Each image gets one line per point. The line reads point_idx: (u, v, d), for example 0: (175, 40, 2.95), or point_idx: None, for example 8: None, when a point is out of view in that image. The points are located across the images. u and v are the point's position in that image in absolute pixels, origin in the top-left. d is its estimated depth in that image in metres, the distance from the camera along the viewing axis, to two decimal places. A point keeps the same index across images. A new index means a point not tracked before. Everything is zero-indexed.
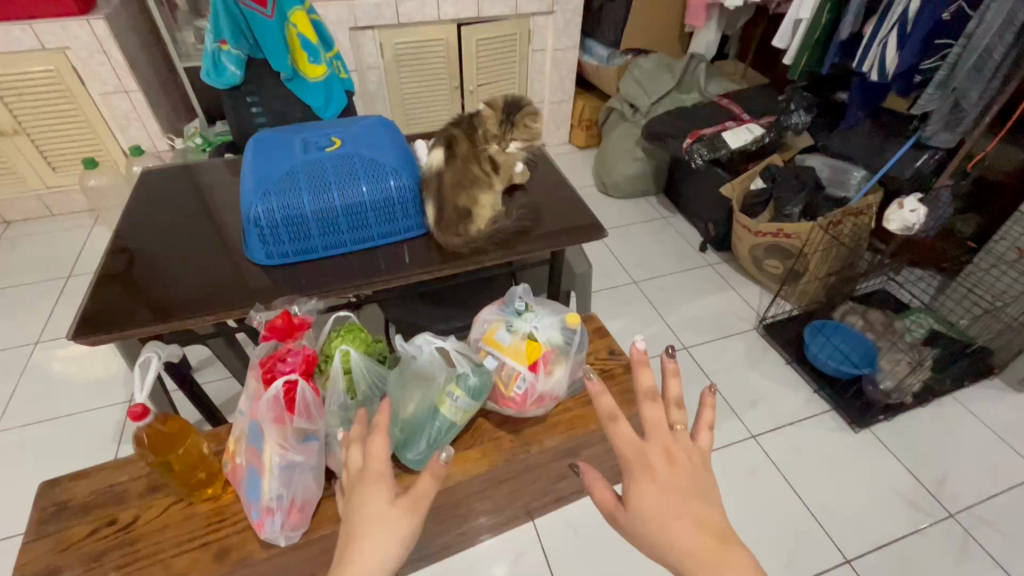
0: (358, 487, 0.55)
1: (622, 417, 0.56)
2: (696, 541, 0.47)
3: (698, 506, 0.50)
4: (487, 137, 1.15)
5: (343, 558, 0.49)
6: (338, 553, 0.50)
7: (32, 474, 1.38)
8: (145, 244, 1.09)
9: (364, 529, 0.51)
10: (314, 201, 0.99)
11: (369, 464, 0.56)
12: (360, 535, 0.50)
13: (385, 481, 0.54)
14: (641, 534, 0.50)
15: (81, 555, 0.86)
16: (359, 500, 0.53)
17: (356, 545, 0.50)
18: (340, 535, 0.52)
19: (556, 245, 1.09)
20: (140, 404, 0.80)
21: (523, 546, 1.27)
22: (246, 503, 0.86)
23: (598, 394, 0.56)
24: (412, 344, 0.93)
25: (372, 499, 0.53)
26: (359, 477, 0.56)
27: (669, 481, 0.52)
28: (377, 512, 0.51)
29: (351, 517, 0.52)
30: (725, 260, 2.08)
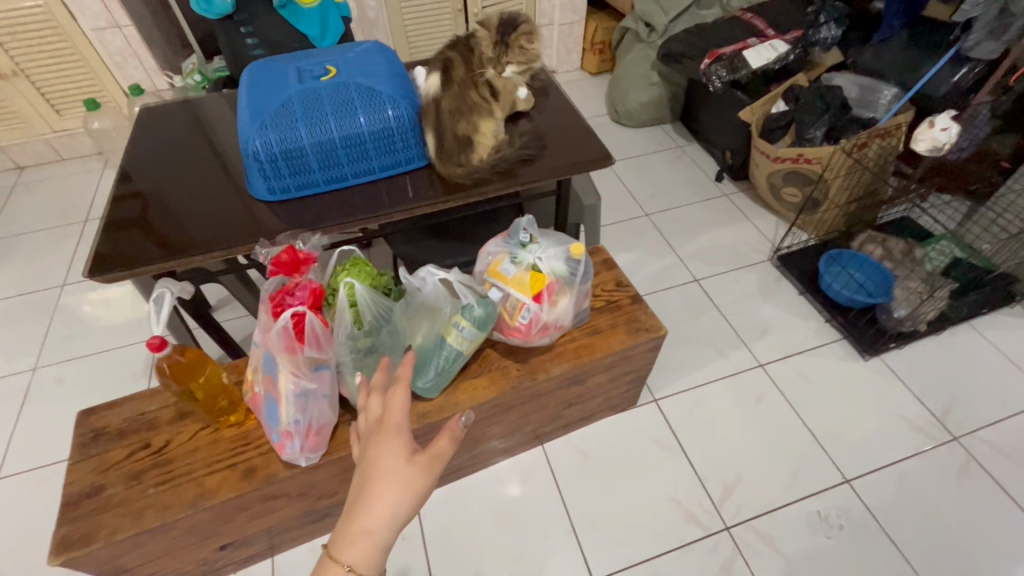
0: (374, 439, 0.58)
1: None
2: None
3: None
4: (483, 61, 1.09)
5: (357, 505, 0.54)
6: (352, 497, 0.55)
7: (74, 405, 1.47)
8: (151, 184, 1.09)
9: (378, 483, 0.55)
10: (311, 133, 0.96)
11: (387, 417, 0.59)
12: (374, 490, 0.54)
13: (402, 438, 0.57)
14: None
15: (122, 474, 0.94)
16: (374, 451, 0.57)
17: (369, 496, 0.54)
18: (354, 479, 0.56)
19: (561, 174, 1.06)
20: (158, 335, 0.85)
21: (535, 467, 1.34)
22: (267, 428, 0.91)
23: None
24: (417, 277, 0.95)
25: (391, 455, 0.56)
26: (376, 428, 0.59)
27: None
28: (393, 469, 0.55)
29: (365, 466, 0.56)
30: (741, 189, 2.02)
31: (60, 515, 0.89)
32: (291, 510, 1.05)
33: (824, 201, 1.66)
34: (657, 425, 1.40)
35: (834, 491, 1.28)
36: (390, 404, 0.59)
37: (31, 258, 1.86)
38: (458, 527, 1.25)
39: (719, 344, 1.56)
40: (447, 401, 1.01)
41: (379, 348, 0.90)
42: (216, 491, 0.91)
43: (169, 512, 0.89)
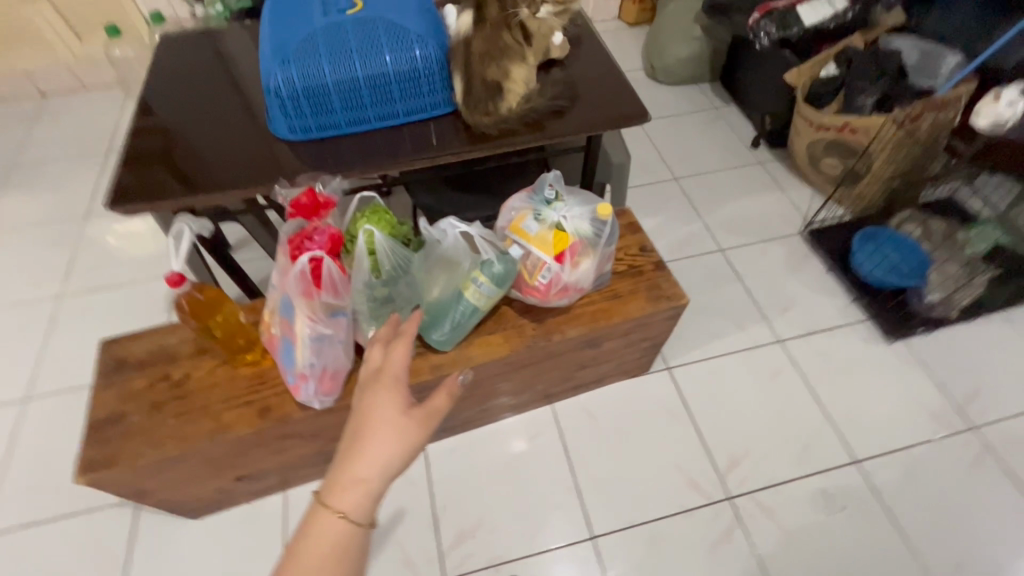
0: (372, 390, 0.63)
1: None
2: None
3: None
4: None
5: (352, 453, 0.58)
6: (347, 446, 0.59)
7: (98, 334, 1.51)
8: (171, 116, 1.07)
9: (374, 431, 0.59)
10: (335, 70, 0.92)
11: (387, 369, 0.64)
12: (369, 437, 0.58)
13: (399, 390, 0.62)
14: None
15: (143, 403, 0.96)
16: (372, 401, 0.61)
17: (364, 445, 0.58)
18: (350, 428, 0.60)
19: (591, 129, 1.01)
20: (177, 271, 0.84)
21: (542, 426, 1.35)
22: (282, 369, 0.92)
23: None
24: (437, 229, 0.93)
25: (388, 404, 0.60)
26: (375, 380, 0.64)
27: None
28: (388, 417, 0.59)
29: (361, 415, 0.61)
30: (778, 157, 1.92)
31: (85, 438, 0.92)
32: (303, 449, 1.08)
33: (867, 174, 1.57)
34: (668, 393, 1.39)
35: (842, 471, 1.27)
36: (390, 356, 0.65)
37: (55, 187, 1.87)
38: (464, 477, 1.28)
39: (738, 317, 1.52)
40: (461, 356, 1.01)
41: (397, 297, 0.90)
42: (232, 426, 0.94)
43: (188, 443, 0.92)
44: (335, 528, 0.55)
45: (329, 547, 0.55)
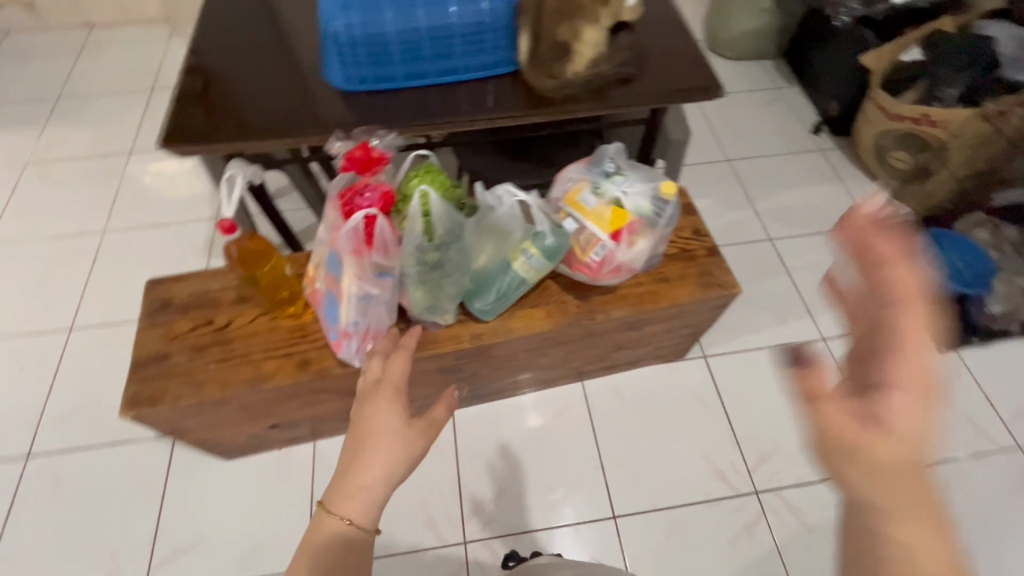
0: (373, 399, 0.64)
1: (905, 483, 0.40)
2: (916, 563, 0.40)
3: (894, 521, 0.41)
4: None
5: (354, 462, 0.59)
6: (349, 455, 0.60)
7: (140, 272, 1.54)
8: (224, 57, 1.04)
9: (375, 440, 0.60)
10: (397, 19, 0.87)
11: (387, 379, 0.66)
12: (371, 446, 0.60)
13: (400, 400, 0.64)
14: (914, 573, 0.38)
15: (186, 345, 0.98)
16: (374, 411, 0.62)
17: (367, 454, 0.59)
18: (351, 437, 0.61)
19: (659, 101, 0.95)
20: (229, 218, 0.81)
21: (570, 402, 1.34)
22: (325, 325, 0.92)
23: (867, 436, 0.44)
24: (493, 195, 0.89)
25: (389, 415, 0.62)
26: (375, 390, 0.65)
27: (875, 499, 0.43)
28: (391, 427, 0.61)
29: (361, 426, 0.62)
30: (839, 145, 1.81)
31: (130, 374, 0.94)
32: (337, 404, 1.09)
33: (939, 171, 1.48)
34: (702, 382, 1.36)
35: None
36: (388, 366, 0.67)
37: (101, 121, 1.87)
38: (489, 445, 1.29)
39: (781, 311, 1.47)
40: (501, 327, 0.99)
41: (446, 264, 0.86)
42: (271, 376, 0.94)
43: (228, 388, 0.93)
44: (343, 535, 0.56)
45: (337, 553, 0.56)
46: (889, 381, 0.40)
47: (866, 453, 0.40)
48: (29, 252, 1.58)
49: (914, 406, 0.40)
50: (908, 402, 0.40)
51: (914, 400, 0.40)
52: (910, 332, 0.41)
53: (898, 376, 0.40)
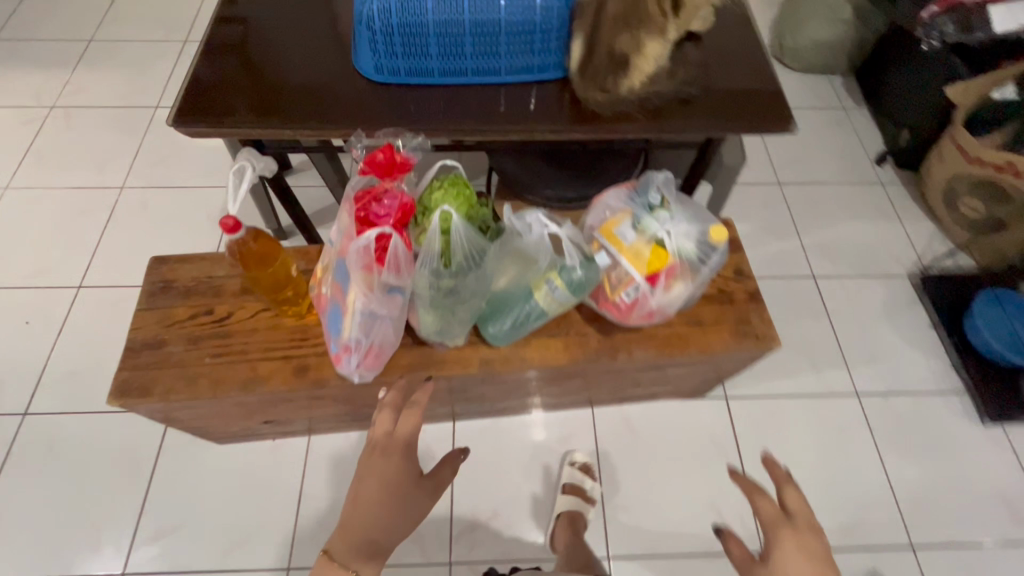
0: (388, 452, 0.71)
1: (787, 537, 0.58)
2: None
3: None
4: None
5: (367, 512, 0.65)
6: (361, 504, 0.66)
7: (153, 235, 1.50)
8: (248, 24, 0.94)
9: (385, 497, 0.66)
10: (438, 8, 0.78)
11: (402, 433, 0.73)
12: (381, 502, 0.66)
13: (413, 457, 0.71)
14: None
15: (182, 334, 0.93)
16: (390, 465, 0.69)
17: (381, 507, 0.66)
18: (365, 484, 0.67)
19: (720, 131, 0.83)
20: (231, 216, 0.74)
21: (578, 428, 1.27)
22: (327, 335, 0.85)
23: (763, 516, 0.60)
24: (522, 221, 0.80)
25: (405, 470, 0.69)
26: (390, 443, 0.72)
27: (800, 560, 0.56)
28: (406, 484, 0.68)
29: (370, 480, 0.67)
30: (903, 180, 1.66)
31: (124, 359, 0.90)
32: (334, 409, 1.04)
33: (1016, 226, 1.35)
34: (719, 424, 1.28)
35: (892, 552, 1.16)
36: (401, 422, 0.73)
37: (130, 69, 1.82)
38: (486, 462, 1.23)
39: (814, 357, 1.37)
40: (514, 356, 0.92)
41: (462, 291, 0.78)
42: (267, 379, 0.89)
43: (221, 387, 0.88)
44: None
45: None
46: (769, 531, 0.59)
47: None
48: (46, 200, 1.55)
49: (786, 536, 0.58)
50: (782, 543, 0.57)
51: (784, 535, 0.58)
52: (768, 511, 0.60)
53: (779, 542, 0.58)
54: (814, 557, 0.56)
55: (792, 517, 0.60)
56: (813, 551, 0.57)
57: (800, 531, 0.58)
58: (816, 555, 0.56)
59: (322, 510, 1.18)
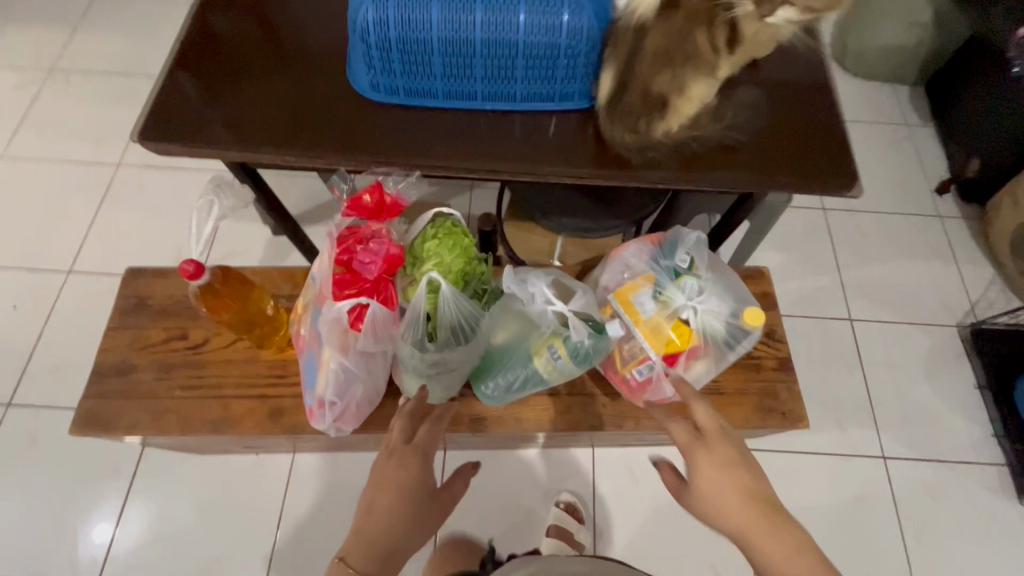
0: (411, 459, 0.64)
1: (698, 446, 0.62)
2: (756, 520, 0.56)
3: (737, 508, 0.57)
4: None
5: (384, 520, 0.59)
6: (376, 511, 0.60)
7: (147, 220, 1.42)
8: (225, 16, 0.81)
9: (404, 507, 0.60)
10: (444, 21, 0.66)
11: (425, 443, 0.66)
12: (395, 516, 0.60)
13: (432, 470, 0.65)
14: (699, 505, 0.60)
15: (154, 360, 0.86)
16: (410, 474, 0.63)
17: (399, 519, 0.60)
18: (382, 491, 0.61)
19: (772, 185, 0.70)
20: (194, 262, 0.68)
21: (577, 469, 1.19)
22: (303, 384, 0.78)
23: (676, 432, 0.64)
24: (523, 288, 0.69)
25: (424, 481, 0.63)
26: (410, 450, 0.65)
27: (718, 459, 0.61)
28: (425, 497, 0.62)
29: (389, 491, 0.61)
30: (965, 215, 1.49)
31: (91, 384, 0.84)
32: (315, 442, 0.97)
33: None
34: None
35: None
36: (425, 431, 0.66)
37: (133, 32, 1.70)
38: (476, 497, 1.16)
39: (841, 412, 1.25)
40: (509, 416, 0.83)
41: (450, 364, 0.68)
42: (239, 421, 0.82)
43: (191, 426, 0.82)
44: None
45: None
46: (687, 453, 0.63)
47: (705, 514, 0.60)
48: (40, 175, 1.47)
49: (699, 455, 0.61)
50: (697, 464, 0.61)
51: (697, 454, 0.62)
52: (680, 436, 0.64)
53: (695, 464, 0.61)
54: (729, 465, 0.60)
55: (704, 436, 0.63)
56: (728, 457, 0.61)
57: (711, 448, 0.61)
58: (729, 462, 0.61)
59: (301, 534, 1.13)
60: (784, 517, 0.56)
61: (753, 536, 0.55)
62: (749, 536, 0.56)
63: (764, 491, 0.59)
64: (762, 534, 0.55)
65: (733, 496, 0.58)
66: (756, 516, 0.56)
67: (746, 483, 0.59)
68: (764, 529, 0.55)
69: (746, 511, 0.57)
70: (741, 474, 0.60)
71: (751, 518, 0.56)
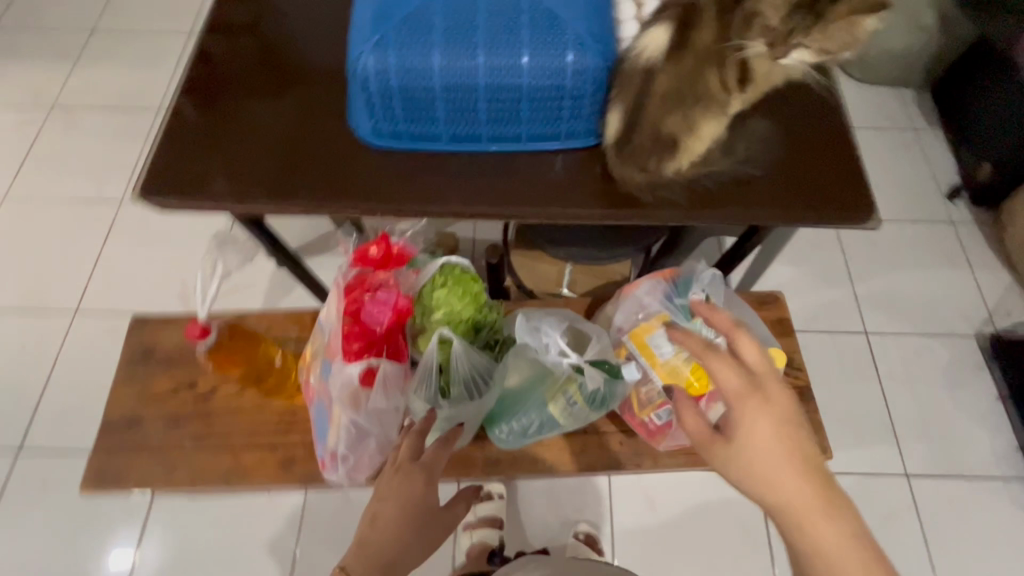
0: (420, 475, 0.63)
1: (749, 396, 0.53)
2: (808, 492, 0.48)
3: (785, 473, 0.49)
4: (757, 26, 0.61)
5: (389, 534, 0.59)
6: (382, 524, 0.60)
7: (151, 256, 1.42)
8: (226, 64, 0.80)
9: (410, 522, 0.60)
10: (447, 68, 0.64)
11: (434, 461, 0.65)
12: (400, 529, 0.60)
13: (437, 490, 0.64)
14: (737, 462, 0.51)
15: (162, 412, 0.85)
16: (420, 489, 0.62)
17: (404, 534, 0.60)
18: (389, 505, 0.61)
19: (789, 220, 0.68)
20: (201, 323, 0.72)
21: (593, 498, 1.16)
22: (315, 436, 0.77)
23: (722, 375, 0.55)
24: (536, 338, 0.67)
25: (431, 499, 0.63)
26: (419, 466, 0.64)
27: (774, 414, 0.52)
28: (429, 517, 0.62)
29: (397, 504, 0.60)
30: (978, 219, 1.46)
31: (99, 439, 0.83)
32: None
33: None
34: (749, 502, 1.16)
35: None
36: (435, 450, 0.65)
37: (129, 65, 1.70)
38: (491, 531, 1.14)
39: (861, 429, 1.23)
40: (524, 457, 0.81)
41: (462, 415, 0.69)
42: (250, 472, 0.81)
43: (201, 480, 0.81)
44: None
45: None
46: (733, 401, 0.54)
47: (740, 472, 0.51)
48: (43, 214, 1.47)
49: (752, 406, 0.53)
50: (748, 414, 0.53)
51: (750, 403, 0.53)
52: (730, 382, 0.54)
53: (745, 414, 0.52)
54: (786, 424, 0.52)
55: (758, 384, 0.54)
56: (784, 414, 0.52)
57: (768, 399, 0.53)
58: (786, 421, 0.52)
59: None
60: (842, 495, 0.48)
61: (802, 512, 0.48)
62: (795, 507, 0.48)
63: (819, 458, 0.51)
64: (815, 513, 0.47)
65: (783, 456, 0.50)
66: (812, 490, 0.48)
67: (802, 449, 0.51)
68: (817, 505, 0.48)
69: (800, 480, 0.49)
70: (799, 437, 0.51)
71: (804, 492, 0.48)
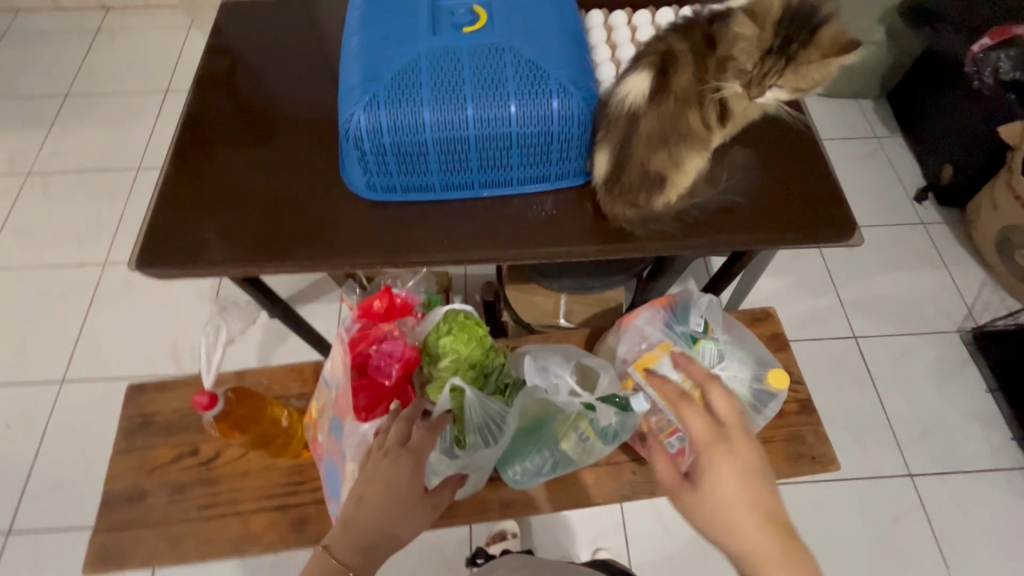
0: (403, 462, 0.60)
1: (715, 446, 0.55)
2: (768, 543, 0.50)
3: (745, 523, 0.52)
4: (733, 69, 0.70)
5: (368, 516, 0.58)
6: (362, 507, 0.58)
7: (138, 317, 1.40)
8: (215, 128, 0.81)
9: (393, 506, 0.59)
10: (438, 122, 0.66)
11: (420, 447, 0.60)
12: (385, 513, 0.58)
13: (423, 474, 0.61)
14: (703, 512, 0.54)
15: (165, 482, 0.83)
16: (403, 476, 0.59)
17: (387, 517, 0.59)
18: (371, 490, 0.58)
19: (776, 242, 0.71)
20: (206, 393, 0.72)
21: (606, 526, 1.15)
22: (326, 494, 0.75)
23: (691, 423, 0.58)
24: (546, 375, 0.69)
25: (414, 483, 0.60)
26: (403, 453, 0.60)
27: (737, 463, 0.54)
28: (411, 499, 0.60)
29: (379, 487, 0.58)
30: (946, 219, 1.53)
31: (100, 516, 0.81)
32: None
33: None
34: None
35: None
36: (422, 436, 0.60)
37: (106, 126, 1.70)
38: None
39: (860, 432, 1.25)
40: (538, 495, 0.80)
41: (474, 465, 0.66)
42: (260, 537, 0.79)
43: (209, 549, 0.78)
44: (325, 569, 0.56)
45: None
46: (700, 450, 0.56)
47: (708, 521, 0.54)
48: (24, 281, 1.45)
49: (718, 458, 0.55)
50: (714, 462, 0.55)
51: (716, 453, 0.55)
52: (699, 432, 0.57)
53: (710, 463, 0.55)
54: (750, 474, 0.54)
55: (725, 432, 0.56)
56: (748, 464, 0.54)
57: (732, 449, 0.55)
58: (751, 472, 0.54)
59: None
60: (801, 547, 0.50)
61: (766, 565, 0.50)
62: (753, 557, 0.50)
63: (778, 510, 0.53)
64: (774, 564, 0.49)
65: (746, 508, 0.52)
66: (770, 542, 0.50)
67: (763, 499, 0.53)
68: (776, 559, 0.50)
69: (760, 533, 0.51)
70: (762, 489, 0.53)
71: (765, 544, 0.50)
